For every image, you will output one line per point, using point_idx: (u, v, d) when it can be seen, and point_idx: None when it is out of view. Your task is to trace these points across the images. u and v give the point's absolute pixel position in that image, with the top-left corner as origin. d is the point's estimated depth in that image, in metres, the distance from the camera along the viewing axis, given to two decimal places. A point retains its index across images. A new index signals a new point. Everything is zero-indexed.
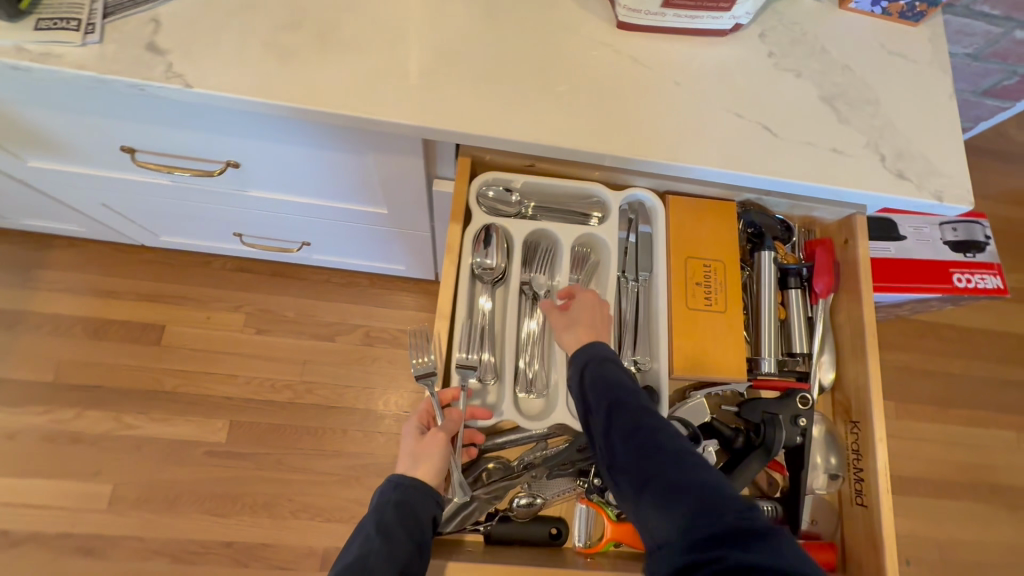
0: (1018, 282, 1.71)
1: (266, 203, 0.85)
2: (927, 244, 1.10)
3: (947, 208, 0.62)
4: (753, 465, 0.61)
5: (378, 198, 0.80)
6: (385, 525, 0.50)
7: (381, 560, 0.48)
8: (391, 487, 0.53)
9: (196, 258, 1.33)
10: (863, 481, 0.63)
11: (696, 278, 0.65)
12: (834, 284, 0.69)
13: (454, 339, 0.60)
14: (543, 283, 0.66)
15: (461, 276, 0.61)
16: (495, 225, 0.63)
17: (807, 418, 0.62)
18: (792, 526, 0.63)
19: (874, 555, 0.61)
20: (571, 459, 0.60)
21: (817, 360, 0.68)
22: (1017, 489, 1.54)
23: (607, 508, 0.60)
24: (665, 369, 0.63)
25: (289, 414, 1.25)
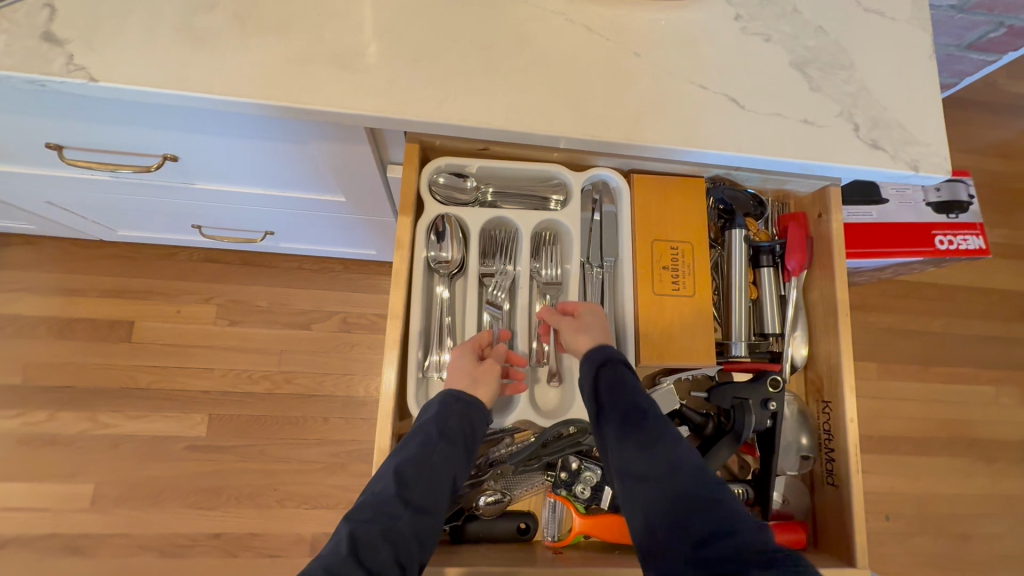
0: (1001, 238, 1.70)
1: (217, 194, 0.81)
2: (909, 206, 1.09)
3: (923, 178, 0.59)
4: (722, 452, 0.60)
5: (332, 185, 0.76)
6: (448, 433, 0.53)
7: (442, 464, 0.52)
8: (451, 399, 0.55)
9: (160, 250, 1.29)
10: (834, 460, 0.63)
11: (663, 261, 0.62)
12: (806, 261, 0.66)
13: (410, 339, 0.57)
14: (505, 273, 0.63)
15: (416, 268, 0.58)
16: (448, 216, 0.60)
17: (778, 402, 0.61)
18: (762, 508, 0.62)
19: (841, 531, 0.60)
20: (537, 453, 0.58)
21: (790, 338, 0.66)
22: (994, 442, 1.57)
23: (574, 501, 0.59)
24: (632, 359, 0.61)
25: (269, 405, 1.24)
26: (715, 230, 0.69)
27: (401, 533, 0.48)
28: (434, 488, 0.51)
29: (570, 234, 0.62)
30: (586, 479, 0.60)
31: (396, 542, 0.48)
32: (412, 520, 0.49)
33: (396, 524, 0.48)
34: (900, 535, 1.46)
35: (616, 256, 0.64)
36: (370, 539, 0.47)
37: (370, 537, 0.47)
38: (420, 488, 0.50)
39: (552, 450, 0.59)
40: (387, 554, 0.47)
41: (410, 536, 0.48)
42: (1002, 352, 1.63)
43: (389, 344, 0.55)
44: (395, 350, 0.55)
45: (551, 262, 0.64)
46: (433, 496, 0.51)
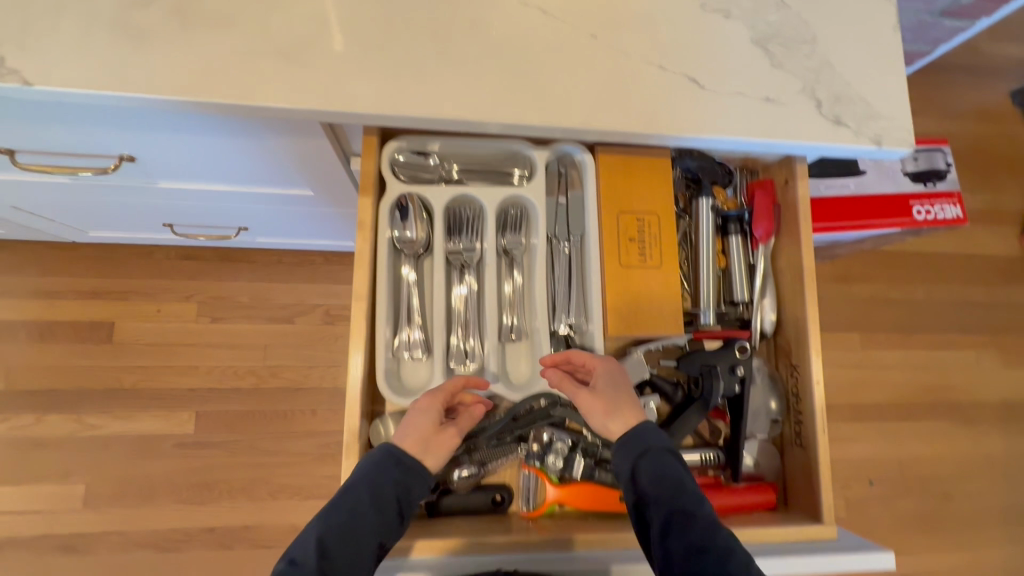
0: (980, 204, 1.71)
1: (183, 192, 0.80)
2: (888, 177, 1.15)
3: (887, 152, 0.59)
4: (691, 419, 0.61)
5: (298, 178, 0.75)
6: (382, 498, 0.50)
7: (368, 532, 0.48)
8: (390, 457, 0.51)
9: (135, 248, 1.26)
10: (801, 423, 0.63)
11: (629, 234, 0.61)
12: (773, 228, 0.66)
13: (377, 318, 0.57)
14: (472, 251, 0.62)
15: (382, 249, 0.57)
16: (410, 194, 0.59)
17: (746, 367, 0.61)
18: (732, 471, 0.62)
19: (809, 491, 0.61)
20: (508, 428, 0.60)
21: (758, 305, 0.66)
22: (974, 404, 1.60)
23: (548, 473, 0.59)
24: (600, 333, 0.60)
25: (256, 400, 1.25)
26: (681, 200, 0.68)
27: None
28: (358, 560, 0.47)
29: (535, 207, 0.62)
30: (557, 449, 0.59)
31: None
32: None
33: None
34: (882, 499, 1.50)
35: (582, 229, 0.63)
36: None
37: None
38: (340, 562, 0.46)
39: (523, 423, 0.60)
40: None
41: None
42: (980, 316, 1.65)
43: (355, 319, 0.54)
44: (361, 325, 0.55)
45: (520, 238, 0.64)
46: (354, 570, 0.47)
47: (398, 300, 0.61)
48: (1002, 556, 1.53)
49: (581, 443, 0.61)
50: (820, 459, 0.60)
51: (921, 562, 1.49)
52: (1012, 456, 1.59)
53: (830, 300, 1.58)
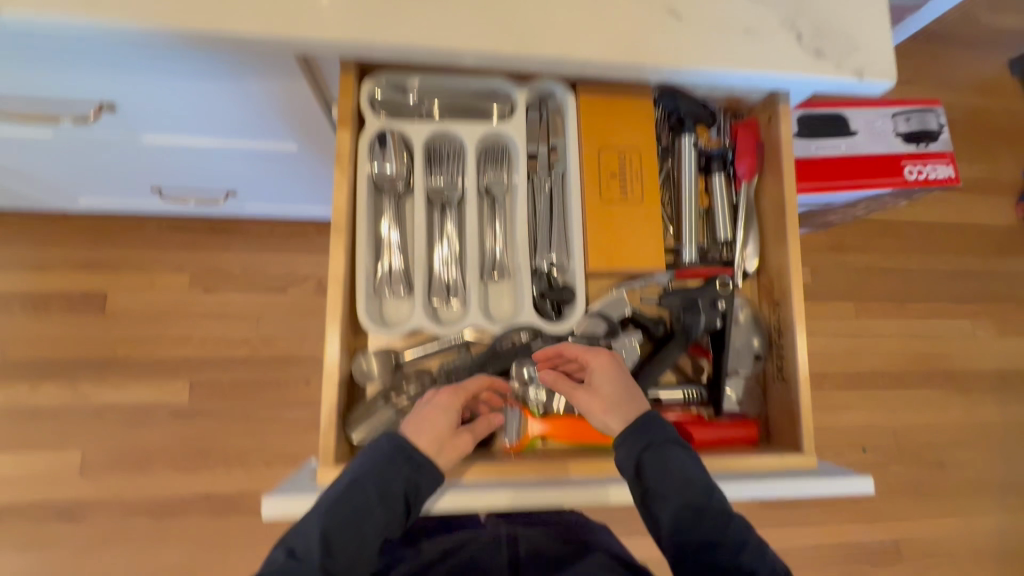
0: (977, 173, 1.69)
1: (167, 148, 0.80)
2: (879, 137, 1.14)
3: (869, 86, 0.58)
4: (673, 352, 0.63)
5: (280, 128, 0.74)
6: (390, 496, 0.51)
7: (372, 527, 0.51)
8: (401, 450, 0.53)
9: (125, 220, 1.26)
10: (783, 358, 0.63)
11: (610, 169, 0.62)
12: (757, 166, 0.67)
13: (357, 250, 0.57)
14: (453, 188, 0.62)
15: (362, 183, 0.58)
16: (390, 128, 0.59)
17: (727, 302, 0.63)
18: (715, 407, 0.65)
19: (790, 424, 0.62)
20: (490, 360, 0.61)
21: (740, 244, 0.67)
22: (969, 373, 1.60)
23: (533, 409, 0.61)
24: (581, 266, 0.61)
25: (250, 370, 1.25)
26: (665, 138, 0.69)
27: None
28: (360, 555, 0.50)
29: (515, 143, 0.62)
30: (536, 382, 0.60)
31: None
32: None
33: None
34: (875, 466, 1.51)
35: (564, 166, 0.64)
36: None
37: None
38: (343, 555, 0.50)
39: (505, 357, 0.61)
40: None
41: None
42: (976, 285, 1.65)
43: (334, 249, 0.55)
44: (341, 254, 0.55)
45: (502, 175, 0.64)
46: (357, 561, 0.50)
47: (380, 236, 0.62)
48: (995, 524, 1.53)
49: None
50: (800, 392, 0.61)
51: (913, 529, 1.50)
52: (1006, 425, 1.59)
53: (824, 269, 1.57)
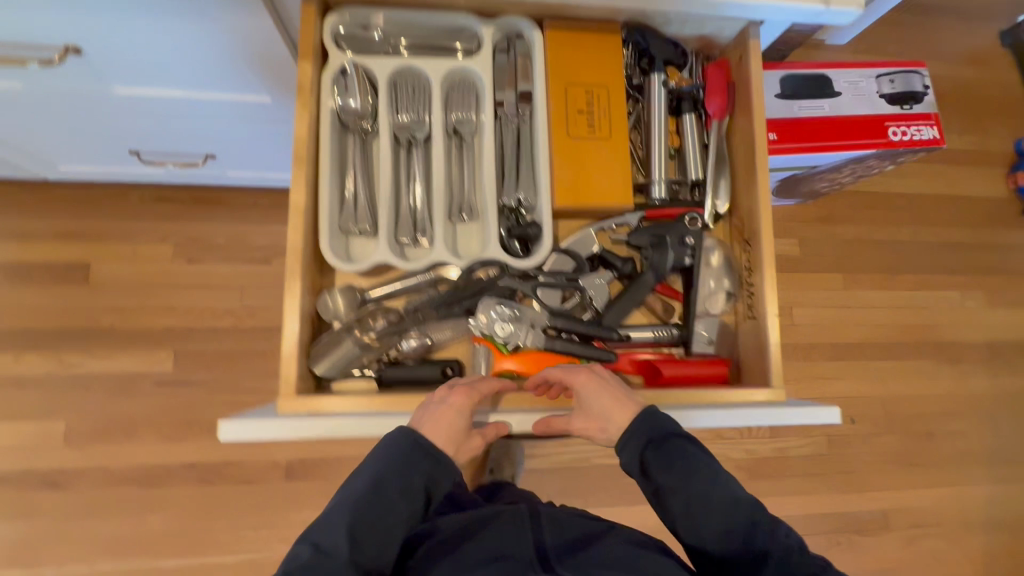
0: (968, 145, 1.68)
1: (138, 101, 0.79)
2: (863, 99, 1.13)
3: (834, 14, 0.60)
4: (643, 287, 0.65)
5: (249, 74, 0.75)
6: (411, 490, 0.54)
7: (397, 520, 0.53)
8: (421, 449, 0.54)
9: (107, 190, 1.25)
10: (753, 296, 0.64)
11: (577, 106, 0.63)
12: (727, 104, 0.66)
13: (319, 182, 0.58)
14: (419, 126, 0.63)
15: (324, 116, 0.59)
16: (354, 63, 0.60)
17: (694, 238, 0.65)
18: (684, 345, 0.66)
19: (759, 360, 0.64)
20: (456, 298, 0.62)
21: (711, 185, 0.67)
22: (959, 344, 1.60)
23: (496, 344, 0.62)
24: (547, 203, 0.62)
25: (235, 340, 1.25)
26: (636, 79, 0.68)
27: None
28: (386, 548, 0.52)
29: (481, 81, 0.63)
30: (499, 318, 0.61)
31: None
32: None
33: None
34: (864, 436, 1.51)
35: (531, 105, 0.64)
36: None
37: None
38: (371, 548, 0.52)
39: (471, 294, 0.62)
40: None
41: None
42: (966, 257, 1.64)
43: (295, 179, 0.56)
44: (302, 185, 0.56)
45: (470, 114, 0.64)
46: (383, 556, 0.52)
47: (346, 173, 0.62)
48: (984, 494, 1.53)
49: (524, 312, 0.62)
50: (769, 327, 0.62)
51: (901, 499, 1.50)
52: (995, 396, 1.58)
53: (813, 241, 1.56)
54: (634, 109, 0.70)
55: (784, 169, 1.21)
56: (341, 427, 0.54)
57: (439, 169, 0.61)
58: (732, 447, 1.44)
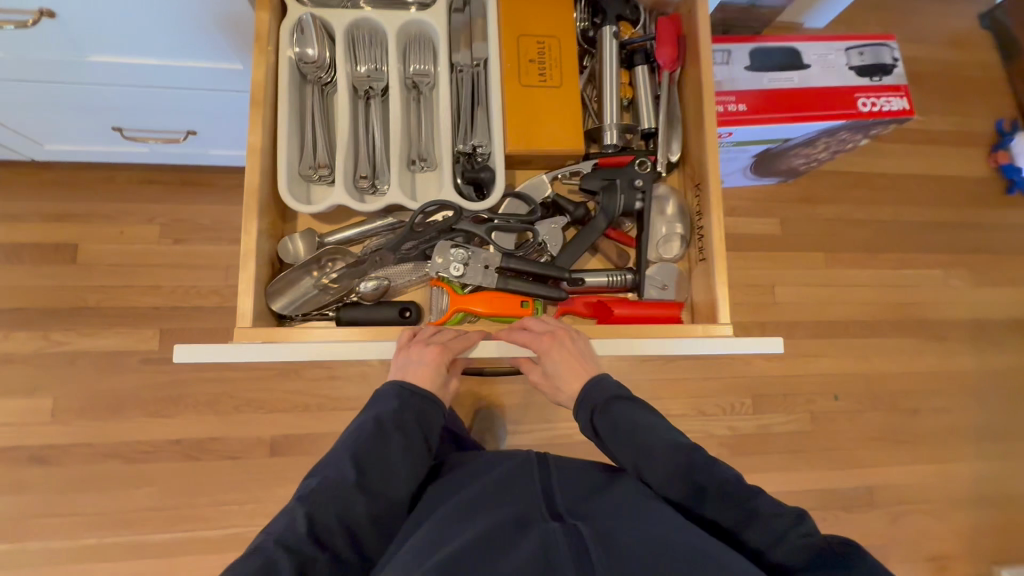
0: (949, 125, 1.70)
1: (116, 70, 0.83)
2: (832, 71, 1.15)
3: None
4: (599, 225, 0.75)
5: (217, 40, 0.79)
6: (405, 425, 0.67)
7: (394, 453, 0.65)
8: (407, 391, 0.68)
9: (96, 173, 1.28)
10: (702, 237, 0.75)
11: (529, 55, 0.73)
12: (677, 55, 0.75)
13: (279, 126, 0.69)
14: (376, 80, 0.74)
15: (282, 65, 0.70)
16: (312, 16, 0.70)
17: (643, 180, 0.74)
18: (638, 283, 0.75)
19: (709, 301, 0.73)
20: (406, 240, 0.72)
21: (663, 135, 0.77)
22: (944, 322, 1.60)
23: (449, 284, 0.73)
24: (500, 145, 0.72)
25: (221, 319, 1.27)
26: (590, 32, 0.79)
27: (355, 517, 0.60)
28: (387, 477, 0.64)
29: (434, 31, 0.74)
30: (454, 260, 0.72)
31: (348, 525, 0.60)
32: (367, 505, 0.61)
33: (352, 508, 0.60)
34: (850, 413, 1.51)
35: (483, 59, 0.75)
36: (328, 521, 0.59)
37: (326, 518, 0.59)
38: (375, 476, 0.63)
39: (420, 233, 0.71)
40: (341, 534, 0.59)
41: (362, 518, 0.61)
42: (949, 236, 1.65)
43: (252, 121, 0.67)
44: (258, 128, 0.67)
45: (425, 69, 0.74)
46: (386, 485, 0.63)
47: (309, 119, 0.73)
48: (971, 470, 1.53)
49: (477, 254, 0.73)
50: (716, 263, 0.72)
51: (888, 475, 1.50)
52: (981, 373, 1.59)
53: (794, 220, 1.58)
54: (590, 62, 0.81)
55: (761, 142, 1.21)
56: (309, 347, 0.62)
57: (395, 112, 0.72)
58: (715, 424, 1.45)
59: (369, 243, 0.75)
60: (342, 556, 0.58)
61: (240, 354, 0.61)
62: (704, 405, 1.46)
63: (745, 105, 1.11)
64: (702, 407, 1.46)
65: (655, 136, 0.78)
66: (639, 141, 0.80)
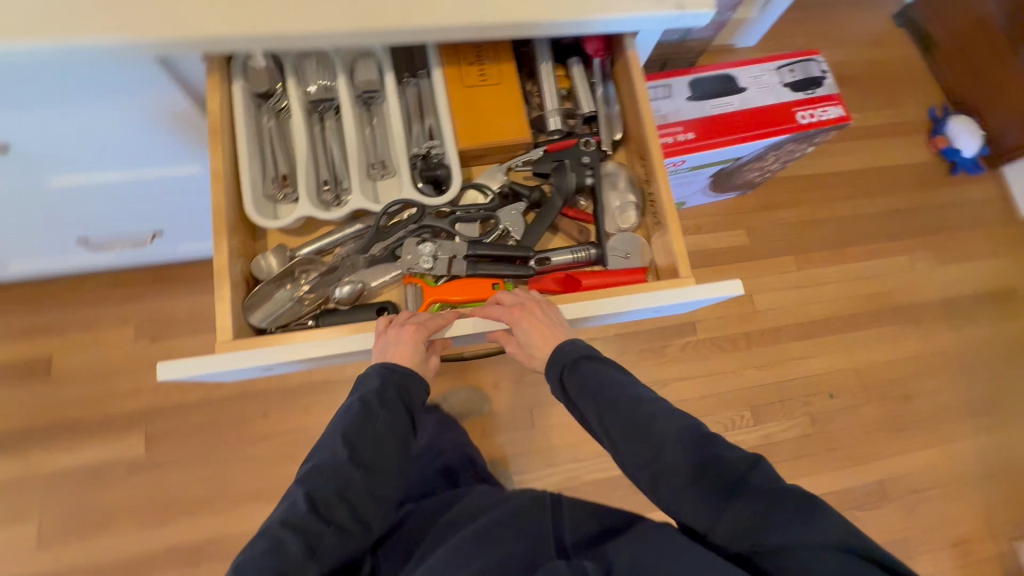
0: (886, 119, 1.79)
1: (74, 188, 0.84)
2: (768, 90, 1.21)
3: (692, 16, 0.65)
4: (555, 204, 0.79)
5: (173, 146, 0.81)
6: (389, 400, 0.66)
7: (383, 427, 0.65)
8: (388, 370, 0.66)
9: (64, 283, 1.27)
10: (654, 203, 0.78)
11: (468, 60, 0.80)
12: (605, 44, 0.81)
13: (239, 150, 0.71)
14: (328, 97, 0.78)
15: (235, 91, 0.71)
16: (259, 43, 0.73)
17: (591, 158, 0.80)
18: (601, 255, 0.78)
19: (671, 259, 0.75)
20: (376, 240, 0.76)
21: (603, 116, 0.83)
22: (918, 305, 1.65)
23: (424, 279, 0.75)
24: (453, 145, 0.77)
25: (207, 412, 1.24)
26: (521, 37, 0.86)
27: (355, 491, 0.62)
28: (380, 450, 0.64)
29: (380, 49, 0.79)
30: (424, 254, 0.74)
31: (349, 499, 0.61)
32: (363, 478, 0.62)
33: (350, 484, 0.61)
34: (847, 409, 1.53)
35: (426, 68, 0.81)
36: (328, 499, 0.60)
37: (325, 497, 0.60)
38: (368, 451, 0.63)
39: (388, 234, 0.76)
40: (343, 508, 0.61)
41: (362, 490, 0.62)
42: (907, 221, 1.72)
43: (215, 149, 0.68)
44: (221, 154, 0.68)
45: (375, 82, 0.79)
46: (380, 458, 0.64)
47: (267, 142, 0.76)
48: (974, 447, 1.55)
49: (444, 245, 0.75)
50: (671, 222, 0.74)
51: (896, 467, 1.50)
52: (963, 349, 1.63)
53: (759, 229, 1.63)
54: (526, 63, 0.87)
55: (714, 164, 1.27)
56: (292, 349, 0.64)
57: (350, 125, 0.76)
58: None
59: (341, 250, 0.77)
60: (348, 528, 0.61)
61: (227, 365, 0.63)
62: (704, 424, 1.46)
63: (692, 133, 1.16)
64: None
65: (596, 118, 0.83)
66: (583, 125, 0.85)
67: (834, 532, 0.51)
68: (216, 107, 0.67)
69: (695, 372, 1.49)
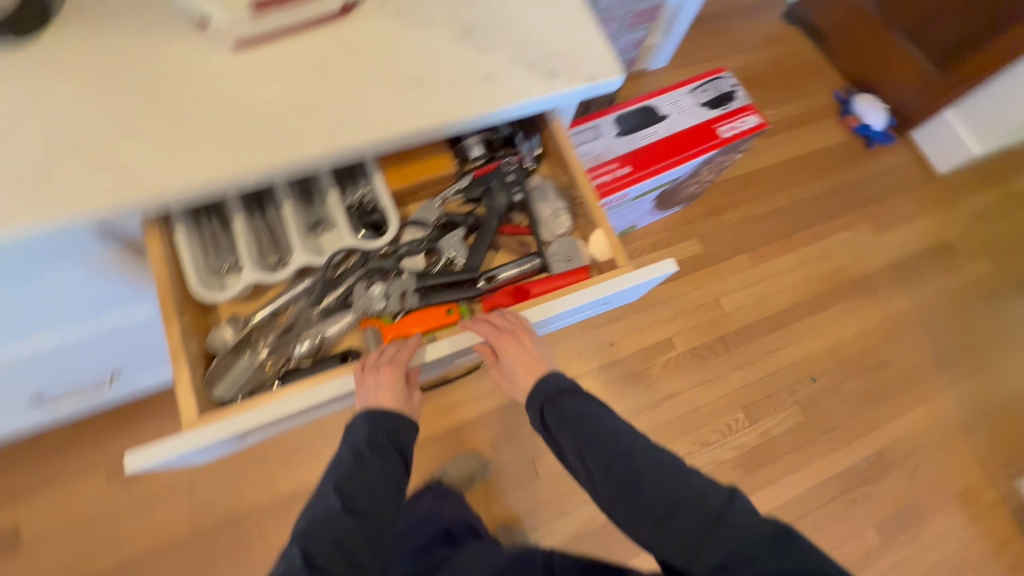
0: (799, 110, 1.92)
1: (20, 358, 0.81)
2: (687, 113, 1.28)
3: (603, 85, 0.68)
4: (491, 226, 0.80)
5: (118, 298, 0.79)
6: (380, 445, 0.64)
7: (377, 473, 0.63)
8: (377, 416, 0.64)
9: (19, 442, 1.19)
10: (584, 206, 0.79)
11: None
12: None
13: (174, 232, 0.68)
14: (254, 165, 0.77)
15: None
16: None
17: (515, 176, 0.82)
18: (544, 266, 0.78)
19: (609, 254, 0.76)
20: (325, 289, 0.73)
21: (519, 134, 0.85)
22: (870, 274, 1.74)
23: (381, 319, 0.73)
24: (384, 187, 0.78)
25: (201, 545, 1.17)
26: None
27: (351, 541, 0.59)
28: (375, 496, 0.62)
29: None
30: (376, 297, 0.73)
31: (346, 549, 0.58)
32: (359, 527, 0.60)
33: (346, 534, 0.59)
34: (831, 389, 1.58)
35: None
36: (323, 551, 0.56)
37: (321, 550, 0.56)
38: (363, 499, 0.61)
39: (338, 280, 0.74)
40: (339, 562, 0.57)
41: (359, 539, 0.59)
42: (840, 199, 1.82)
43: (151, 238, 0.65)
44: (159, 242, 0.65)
45: None
46: (376, 503, 0.62)
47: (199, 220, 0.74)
48: (953, 398, 1.62)
49: (394, 282, 0.73)
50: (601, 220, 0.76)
51: (890, 433, 1.55)
52: (920, 306, 1.71)
53: (710, 234, 1.69)
54: None
55: (653, 189, 1.32)
56: (265, 411, 0.62)
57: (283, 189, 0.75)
58: (720, 449, 1.47)
59: (291, 307, 0.73)
60: None
61: (195, 443, 0.59)
62: (703, 435, 1.48)
63: (628, 166, 1.21)
64: (701, 437, 1.48)
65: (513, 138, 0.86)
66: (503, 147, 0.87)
67: (804, 562, 0.54)
68: (156, 253, 0.65)
69: (682, 386, 1.52)
